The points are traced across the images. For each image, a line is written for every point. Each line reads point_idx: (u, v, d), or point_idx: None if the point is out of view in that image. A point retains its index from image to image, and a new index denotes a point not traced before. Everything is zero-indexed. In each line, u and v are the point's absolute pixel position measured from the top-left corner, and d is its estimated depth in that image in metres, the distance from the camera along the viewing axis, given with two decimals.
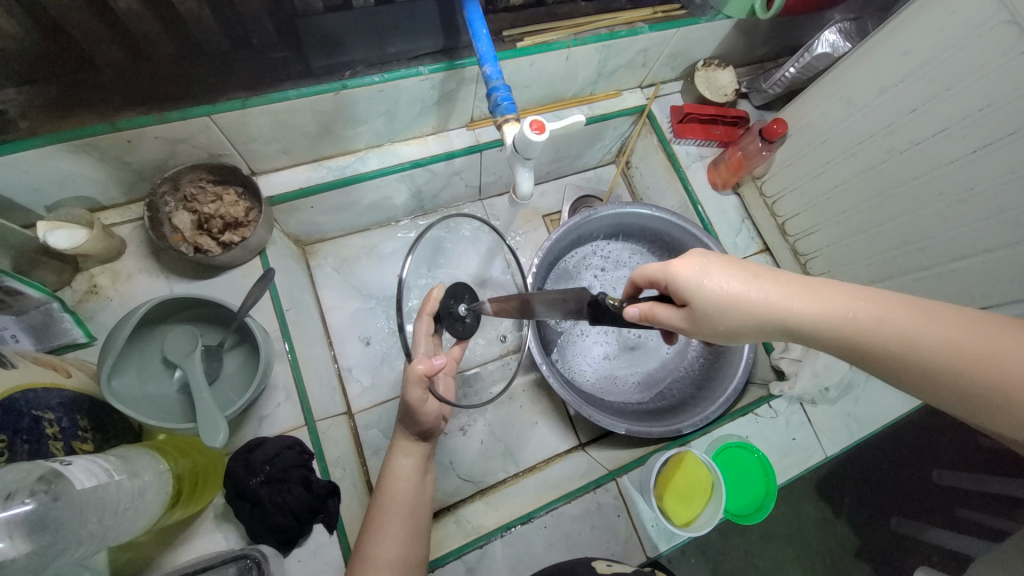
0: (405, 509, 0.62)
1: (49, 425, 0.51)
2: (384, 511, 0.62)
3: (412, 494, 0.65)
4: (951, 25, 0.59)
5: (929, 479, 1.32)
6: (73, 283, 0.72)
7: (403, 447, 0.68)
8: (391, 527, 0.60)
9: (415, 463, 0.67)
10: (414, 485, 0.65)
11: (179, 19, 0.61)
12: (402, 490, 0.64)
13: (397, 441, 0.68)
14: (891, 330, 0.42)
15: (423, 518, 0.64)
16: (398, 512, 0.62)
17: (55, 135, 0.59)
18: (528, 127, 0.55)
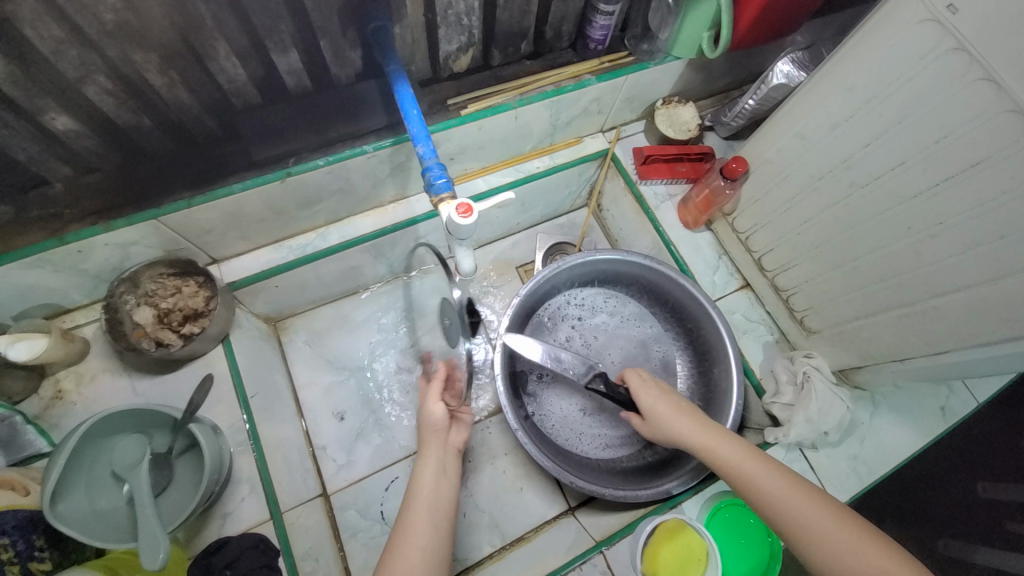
0: (426, 506, 0.64)
1: (1, 550, 0.53)
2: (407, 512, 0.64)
3: (429, 497, 0.65)
4: (891, 58, 0.57)
5: (975, 492, 1.15)
6: (38, 391, 0.72)
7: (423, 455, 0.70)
8: (411, 523, 0.61)
9: (430, 465, 0.68)
10: (428, 486, 0.66)
11: (121, 130, 0.63)
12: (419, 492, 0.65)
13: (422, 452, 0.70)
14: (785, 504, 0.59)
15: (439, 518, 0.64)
16: (421, 509, 0.64)
17: (6, 255, 0.61)
18: (456, 212, 0.55)
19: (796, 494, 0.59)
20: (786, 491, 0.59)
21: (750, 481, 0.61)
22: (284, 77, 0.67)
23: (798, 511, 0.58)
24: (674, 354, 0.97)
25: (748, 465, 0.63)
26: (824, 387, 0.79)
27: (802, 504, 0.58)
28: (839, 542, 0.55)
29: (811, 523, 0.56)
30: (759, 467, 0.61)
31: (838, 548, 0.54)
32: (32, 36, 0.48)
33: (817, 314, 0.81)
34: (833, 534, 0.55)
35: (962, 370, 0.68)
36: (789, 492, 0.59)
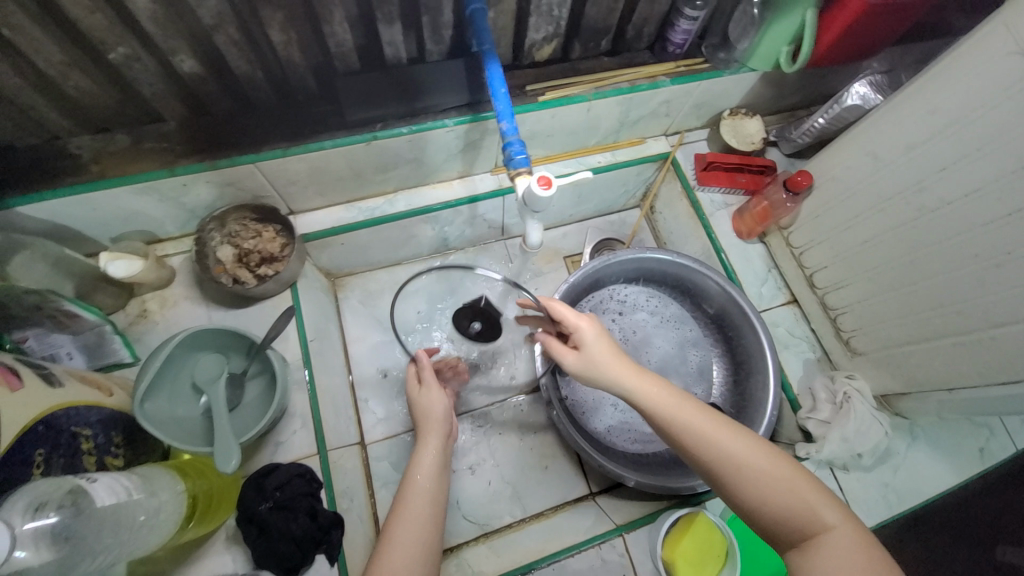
0: (427, 493, 0.66)
1: (85, 440, 0.57)
2: (405, 497, 0.66)
3: (431, 485, 0.68)
4: (981, 85, 0.58)
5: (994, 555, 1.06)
6: (126, 307, 0.80)
7: (426, 441, 0.72)
8: (412, 512, 0.64)
9: (436, 455, 0.71)
10: (429, 478, 0.68)
11: (234, 78, 0.69)
12: (421, 477, 0.68)
13: (424, 438, 0.73)
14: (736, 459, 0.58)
15: (434, 509, 0.66)
16: (420, 496, 0.66)
17: (123, 178, 0.68)
18: (536, 182, 0.58)
19: (743, 441, 0.59)
20: (722, 434, 0.59)
21: (697, 436, 0.60)
22: (383, 47, 0.72)
23: (729, 449, 0.59)
24: (711, 360, 0.98)
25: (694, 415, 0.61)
26: (865, 409, 0.80)
27: (734, 443, 0.59)
28: (769, 476, 0.57)
29: (745, 461, 0.58)
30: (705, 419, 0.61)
31: (794, 492, 0.56)
32: None
33: (865, 336, 0.81)
34: (762, 469, 0.57)
35: (1011, 408, 0.68)
36: (736, 442, 0.59)
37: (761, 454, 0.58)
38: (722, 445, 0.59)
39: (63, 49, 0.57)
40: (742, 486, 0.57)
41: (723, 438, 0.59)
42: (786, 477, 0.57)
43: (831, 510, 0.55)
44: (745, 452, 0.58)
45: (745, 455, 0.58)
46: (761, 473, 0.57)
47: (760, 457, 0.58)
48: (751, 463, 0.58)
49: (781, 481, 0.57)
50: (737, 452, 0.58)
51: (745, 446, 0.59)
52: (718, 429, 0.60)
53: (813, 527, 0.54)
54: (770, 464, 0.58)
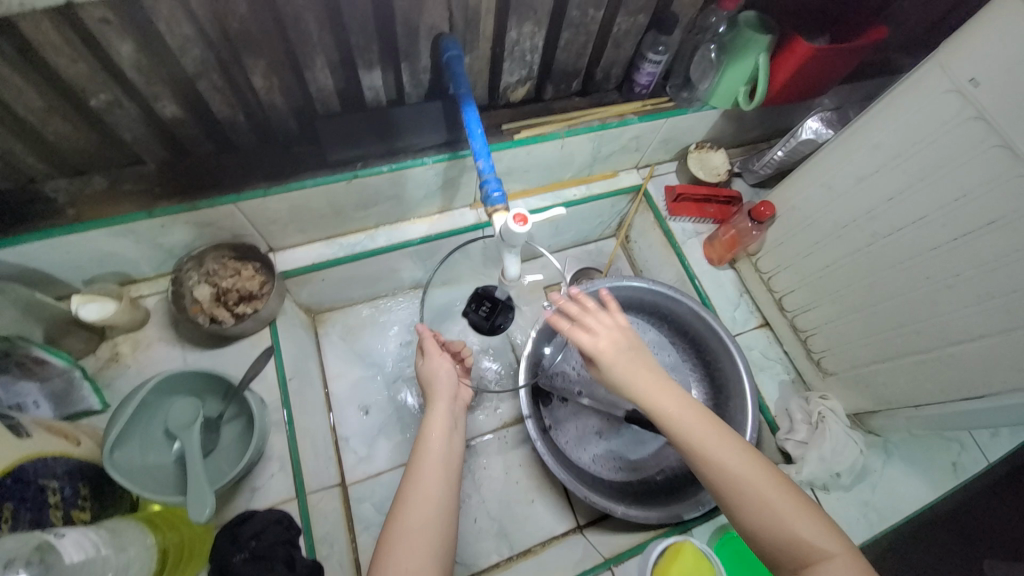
0: (440, 460, 0.66)
1: (52, 494, 0.54)
2: (419, 464, 0.65)
3: (443, 451, 0.68)
4: (918, 123, 0.63)
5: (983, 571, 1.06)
6: (97, 351, 0.78)
7: (433, 407, 0.72)
8: (427, 471, 0.64)
9: (443, 418, 0.71)
10: (439, 439, 0.69)
11: (216, 121, 0.70)
12: (433, 443, 0.68)
13: (432, 403, 0.72)
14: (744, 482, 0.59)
15: (451, 473, 0.66)
16: (433, 464, 0.66)
17: (98, 221, 0.68)
18: (513, 220, 0.60)
19: (754, 469, 0.60)
20: (732, 455, 0.61)
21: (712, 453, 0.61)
22: (363, 90, 0.75)
23: (738, 470, 0.60)
24: (691, 385, 0.99)
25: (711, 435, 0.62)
26: (839, 428, 0.82)
27: (744, 464, 0.60)
28: (775, 501, 0.58)
29: (747, 483, 0.59)
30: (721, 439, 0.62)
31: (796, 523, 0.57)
32: (167, 33, 0.56)
33: (834, 356, 0.85)
34: (770, 496, 0.58)
35: (975, 421, 0.71)
36: (750, 469, 0.60)
37: (769, 479, 0.59)
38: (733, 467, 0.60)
39: (43, 96, 0.57)
40: (740, 501, 0.59)
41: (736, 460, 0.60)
42: (791, 506, 0.58)
43: (832, 538, 0.56)
44: (754, 475, 0.59)
45: (753, 479, 0.59)
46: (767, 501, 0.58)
47: (767, 484, 0.59)
48: (758, 489, 0.59)
49: (785, 510, 0.58)
50: (747, 476, 0.59)
51: (756, 471, 0.60)
52: (732, 452, 0.61)
53: (813, 556, 0.55)
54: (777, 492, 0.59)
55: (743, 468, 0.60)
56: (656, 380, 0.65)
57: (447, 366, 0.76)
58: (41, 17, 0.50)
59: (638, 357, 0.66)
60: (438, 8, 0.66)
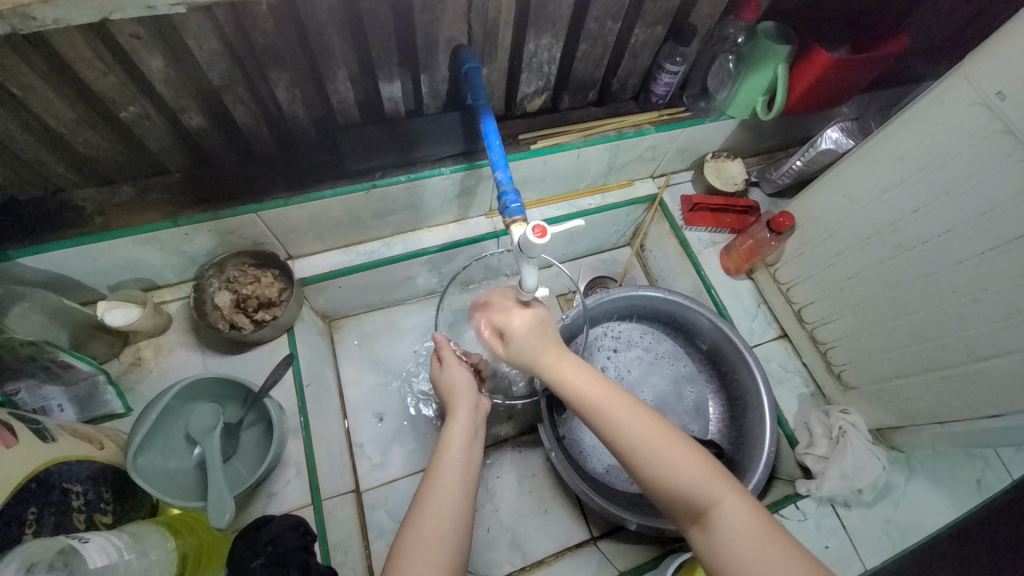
0: (458, 470, 0.65)
1: (75, 497, 0.55)
2: (437, 471, 0.64)
3: (462, 459, 0.66)
4: (943, 135, 0.62)
5: None
6: (120, 355, 0.80)
7: (456, 412, 0.71)
8: (444, 484, 0.63)
9: (465, 426, 0.70)
10: (460, 446, 0.67)
11: (239, 132, 0.71)
12: (452, 451, 0.66)
13: (454, 410, 0.71)
14: (645, 448, 0.59)
15: (467, 485, 0.64)
16: (452, 472, 0.64)
17: (125, 229, 0.69)
18: (531, 231, 0.60)
19: (652, 432, 0.60)
20: (631, 420, 0.61)
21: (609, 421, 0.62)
22: (383, 102, 0.76)
23: (626, 423, 0.61)
24: (707, 397, 0.98)
25: (605, 401, 0.63)
26: (861, 443, 0.80)
27: (626, 419, 0.61)
28: (665, 455, 0.58)
29: (652, 445, 0.59)
30: (615, 406, 0.62)
31: (692, 485, 0.56)
32: (195, 47, 0.57)
33: (855, 370, 0.83)
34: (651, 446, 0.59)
35: (1004, 440, 0.68)
36: (649, 434, 0.60)
37: (662, 432, 0.60)
38: (632, 434, 0.60)
39: (76, 109, 0.59)
40: (640, 465, 0.59)
41: (632, 426, 0.60)
42: (690, 470, 0.57)
43: (721, 484, 0.56)
44: (641, 428, 0.60)
45: (655, 444, 0.59)
46: (667, 465, 0.58)
47: (666, 447, 0.59)
48: (659, 455, 0.58)
49: (688, 476, 0.57)
50: (644, 442, 0.59)
51: (655, 435, 0.59)
52: (631, 419, 0.61)
53: (702, 504, 0.55)
54: (678, 457, 0.58)
55: (642, 433, 0.60)
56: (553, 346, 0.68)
57: (467, 372, 0.76)
58: (75, 33, 0.51)
59: (547, 327, 0.70)
60: (458, 21, 0.67)
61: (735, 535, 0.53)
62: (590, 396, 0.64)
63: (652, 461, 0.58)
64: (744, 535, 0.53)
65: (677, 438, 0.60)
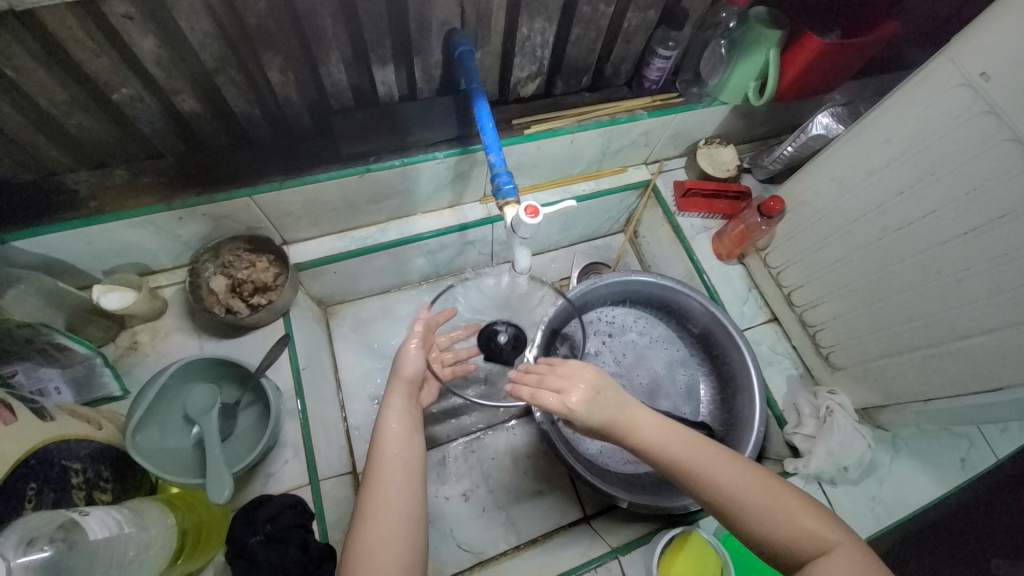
0: (396, 461, 0.64)
1: (75, 475, 0.56)
2: (377, 468, 0.64)
3: (400, 449, 0.66)
4: (930, 117, 0.63)
5: (989, 570, 1.07)
6: (116, 339, 0.80)
7: (392, 403, 0.69)
8: (383, 482, 0.63)
9: (403, 413, 0.69)
10: (399, 440, 0.66)
11: (233, 116, 0.72)
12: (391, 444, 0.66)
13: (390, 396, 0.70)
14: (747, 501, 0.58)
15: (411, 474, 0.65)
16: (390, 466, 0.64)
17: (119, 212, 0.69)
18: (523, 212, 0.61)
19: (750, 481, 0.59)
20: (727, 476, 0.59)
21: (707, 475, 0.59)
22: (376, 86, 0.76)
23: (725, 478, 0.59)
24: (698, 380, 1.00)
25: (696, 454, 0.61)
26: (847, 422, 0.82)
27: (727, 475, 0.59)
28: (769, 502, 0.57)
29: (754, 496, 0.58)
30: (709, 458, 0.60)
31: (800, 532, 0.56)
32: (187, 28, 0.57)
33: (843, 352, 0.85)
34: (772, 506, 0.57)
35: (986, 417, 0.70)
36: (748, 484, 0.58)
37: (760, 480, 0.59)
38: (734, 486, 0.58)
39: (67, 90, 0.59)
40: (740, 517, 0.58)
41: (729, 477, 0.59)
42: (800, 516, 0.57)
43: (835, 531, 0.56)
44: (746, 482, 0.58)
45: (757, 496, 0.58)
46: (774, 515, 0.57)
47: (768, 495, 0.58)
48: (768, 511, 0.57)
49: (800, 527, 0.56)
50: (745, 494, 0.58)
51: (755, 483, 0.58)
52: (729, 472, 0.59)
53: (822, 553, 0.55)
54: (783, 503, 0.57)
55: (742, 486, 0.58)
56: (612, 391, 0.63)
57: (422, 356, 0.74)
58: (65, 11, 0.51)
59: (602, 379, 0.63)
60: (451, 5, 0.67)
61: None
62: (681, 453, 0.61)
63: (757, 515, 0.57)
64: None
65: (773, 479, 0.59)
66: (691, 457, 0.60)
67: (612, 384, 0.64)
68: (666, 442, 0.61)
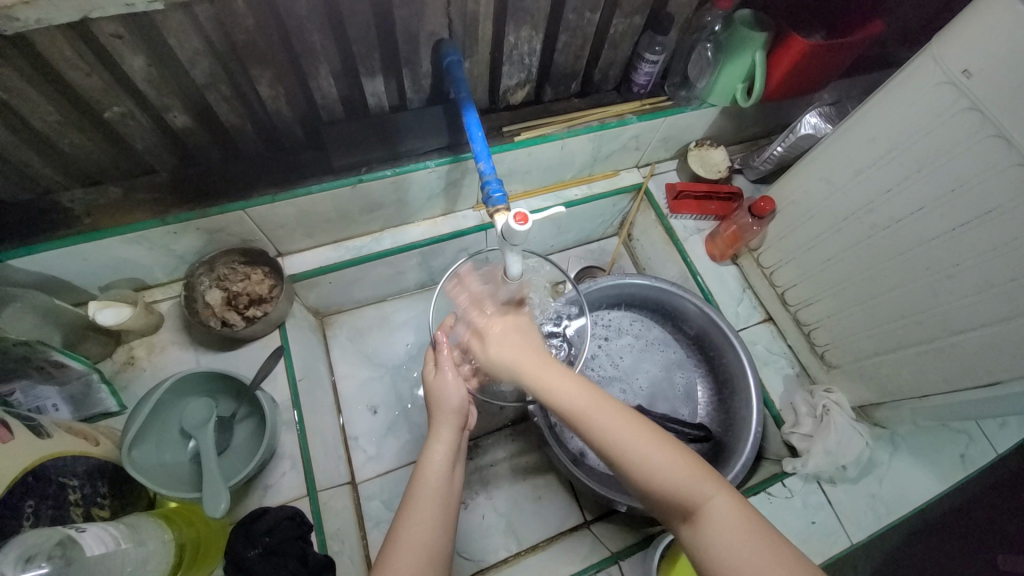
0: (437, 494, 0.61)
1: (72, 491, 0.56)
2: (415, 496, 0.61)
3: (441, 484, 0.63)
4: (915, 114, 0.63)
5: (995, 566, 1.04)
6: (113, 355, 0.81)
7: (438, 435, 0.67)
8: (419, 513, 0.59)
9: (449, 449, 0.66)
10: (442, 473, 0.63)
11: (225, 131, 0.72)
12: (431, 476, 0.63)
13: (438, 429, 0.67)
14: (627, 452, 0.56)
15: (447, 508, 0.62)
16: (430, 496, 0.61)
17: (113, 229, 0.70)
18: (513, 219, 0.61)
19: (632, 433, 0.57)
20: (611, 423, 0.58)
21: (592, 423, 0.59)
22: (366, 97, 0.76)
23: (609, 428, 0.58)
24: (696, 381, 1.00)
25: (585, 401, 0.60)
26: (844, 421, 0.82)
27: (612, 424, 0.58)
28: (650, 451, 0.56)
29: (634, 447, 0.56)
30: (596, 407, 0.59)
31: (667, 479, 0.55)
32: (176, 46, 0.58)
33: (837, 350, 0.85)
34: (653, 457, 0.56)
35: (982, 412, 0.70)
36: (632, 435, 0.57)
37: (644, 433, 0.57)
38: (617, 436, 0.57)
39: (59, 110, 0.60)
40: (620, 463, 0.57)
41: (612, 427, 0.58)
42: (679, 469, 0.55)
43: (709, 483, 0.54)
44: (632, 434, 0.57)
45: (640, 448, 0.56)
46: (655, 468, 0.55)
47: (650, 448, 0.56)
48: (649, 462, 0.56)
49: (679, 480, 0.54)
50: (627, 444, 0.57)
51: (641, 437, 0.57)
52: (613, 422, 0.58)
53: (689, 502, 0.53)
54: (664, 457, 0.56)
55: (626, 438, 0.57)
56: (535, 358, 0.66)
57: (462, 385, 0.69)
58: (55, 32, 0.52)
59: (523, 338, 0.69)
60: (438, 16, 0.68)
61: (724, 533, 0.51)
62: (572, 399, 0.61)
63: (636, 463, 0.56)
64: (729, 533, 0.51)
65: (658, 434, 0.58)
66: (575, 406, 0.60)
67: (532, 339, 0.70)
68: (556, 388, 0.62)
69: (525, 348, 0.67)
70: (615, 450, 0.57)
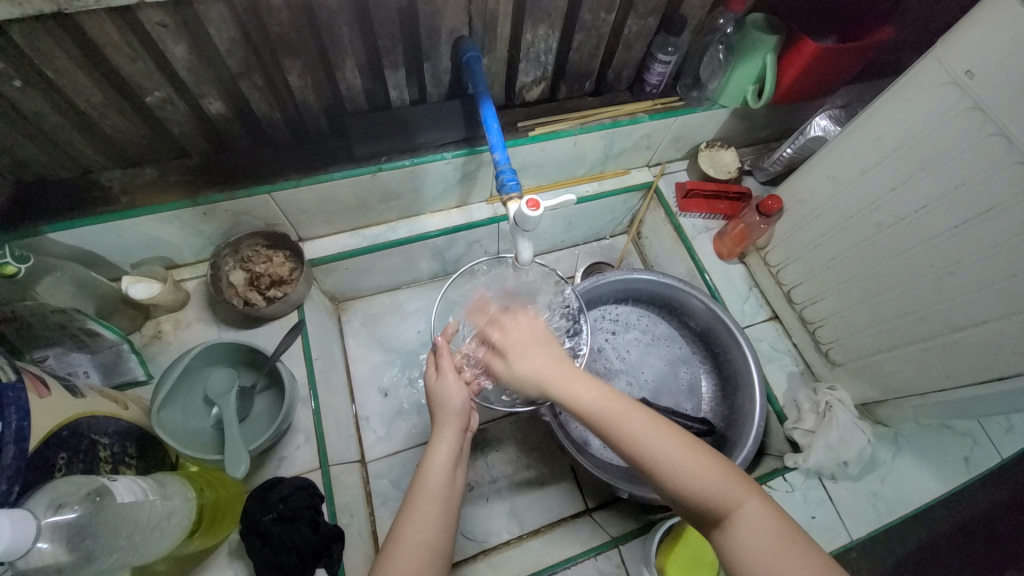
0: (441, 492, 0.62)
1: (103, 448, 0.59)
2: (419, 493, 0.62)
3: (446, 480, 0.63)
4: (919, 115, 0.65)
5: None
6: (142, 328, 0.85)
7: (440, 433, 0.66)
8: (422, 508, 0.60)
9: (452, 446, 0.66)
10: (445, 475, 0.63)
11: (255, 118, 0.76)
12: (435, 475, 0.63)
13: (443, 430, 0.66)
14: (658, 457, 0.58)
15: (449, 503, 0.63)
16: (434, 494, 0.62)
17: (147, 208, 0.74)
18: (525, 206, 0.64)
19: (662, 438, 0.59)
20: (642, 429, 0.60)
21: (621, 430, 0.60)
22: (388, 90, 0.80)
23: (640, 434, 0.59)
24: (700, 377, 1.01)
25: (617, 409, 0.62)
26: (846, 417, 0.83)
27: (643, 432, 0.59)
28: (682, 457, 0.57)
29: (664, 454, 0.58)
30: (628, 413, 0.61)
31: (698, 483, 0.56)
32: (215, 36, 0.62)
33: (841, 348, 0.86)
34: (680, 460, 0.57)
35: (984, 410, 0.71)
36: (663, 441, 0.59)
37: (674, 438, 0.59)
38: (648, 443, 0.59)
39: (103, 93, 0.64)
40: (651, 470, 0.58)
41: (642, 434, 0.59)
42: (709, 472, 0.56)
43: (741, 487, 0.55)
44: (663, 442, 0.58)
45: (671, 453, 0.58)
46: (685, 473, 0.57)
47: (681, 452, 0.58)
48: (681, 466, 0.57)
49: (711, 485, 0.56)
50: (657, 450, 0.58)
51: (673, 443, 0.58)
52: (645, 429, 0.60)
53: (721, 508, 0.55)
54: (695, 461, 0.57)
55: (657, 444, 0.58)
56: (557, 367, 0.65)
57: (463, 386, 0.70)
58: (104, 19, 0.56)
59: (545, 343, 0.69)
60: (458, 13, 0.71)
61: (755, 538, 0.52)
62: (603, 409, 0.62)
63: (667, 468, 0.57)
64: (762, 535, 0.52)
65: (688, 438, 0.59)
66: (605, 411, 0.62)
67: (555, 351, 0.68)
68: (585, 398, 0.63)
69: (550, 360, 0.66)
70: (646, 457, 0.58)
